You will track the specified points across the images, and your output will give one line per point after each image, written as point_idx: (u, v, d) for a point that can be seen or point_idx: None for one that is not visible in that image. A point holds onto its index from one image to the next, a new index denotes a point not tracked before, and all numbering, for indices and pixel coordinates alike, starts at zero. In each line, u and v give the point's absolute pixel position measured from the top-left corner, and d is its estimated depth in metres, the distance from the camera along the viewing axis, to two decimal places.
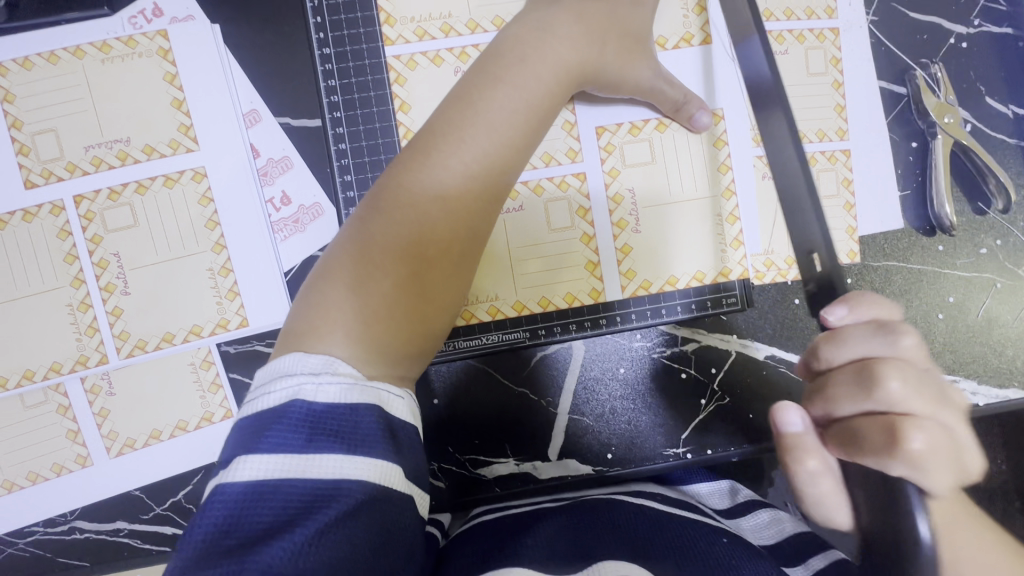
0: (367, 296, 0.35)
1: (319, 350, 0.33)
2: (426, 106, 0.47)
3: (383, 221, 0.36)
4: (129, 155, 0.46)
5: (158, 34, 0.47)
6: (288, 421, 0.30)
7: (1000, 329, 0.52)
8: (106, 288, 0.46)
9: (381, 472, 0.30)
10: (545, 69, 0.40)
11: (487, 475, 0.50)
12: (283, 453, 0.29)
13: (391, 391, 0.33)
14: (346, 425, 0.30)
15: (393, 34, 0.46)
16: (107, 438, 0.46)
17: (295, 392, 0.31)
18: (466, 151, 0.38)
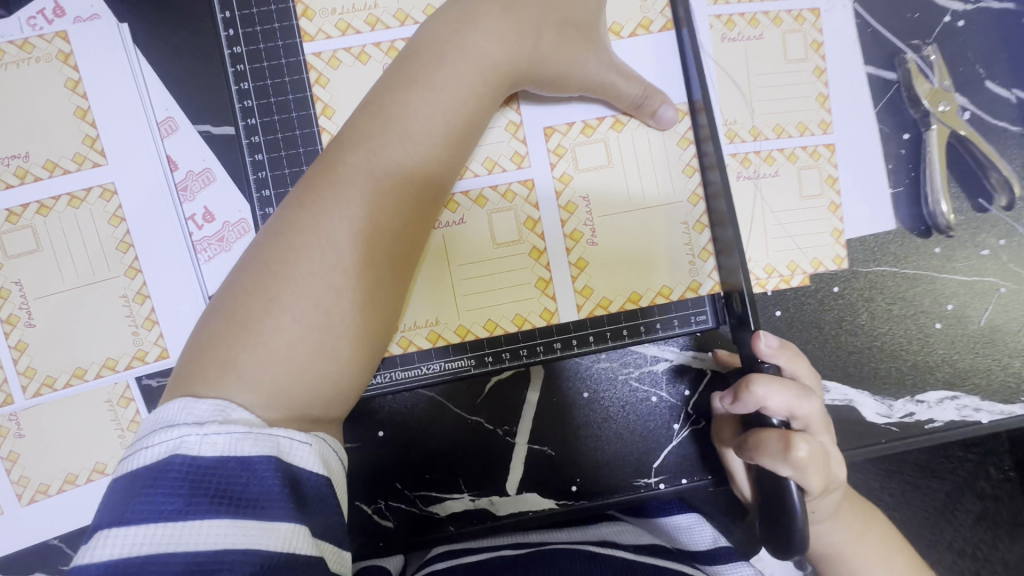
0: (272, 339, 0.31)
1: (213, 396, 0.29)
2: (353, 108, 0.42)
3: (292, 250, 0.32)
4: (28, 172, 0.41)
5: (57, 36, 0.42)
6: (164, 482, 0.26)
7: (1005, 338, 0.47)
8: (8, 321, 0.41)
9: (278, 535, 0.26)
10: (474, 63, 0.36)
11: (440, 513, 0.45)
12: (156, 522, 0.25)
13: (296, 437, 0.29)
14: (236, 483, 0.26)
15: (312, 29, 0.41)
16: (17, 484, 0.42)
17: (175, 446, 0.26)
18: (385, 166, 0.34)
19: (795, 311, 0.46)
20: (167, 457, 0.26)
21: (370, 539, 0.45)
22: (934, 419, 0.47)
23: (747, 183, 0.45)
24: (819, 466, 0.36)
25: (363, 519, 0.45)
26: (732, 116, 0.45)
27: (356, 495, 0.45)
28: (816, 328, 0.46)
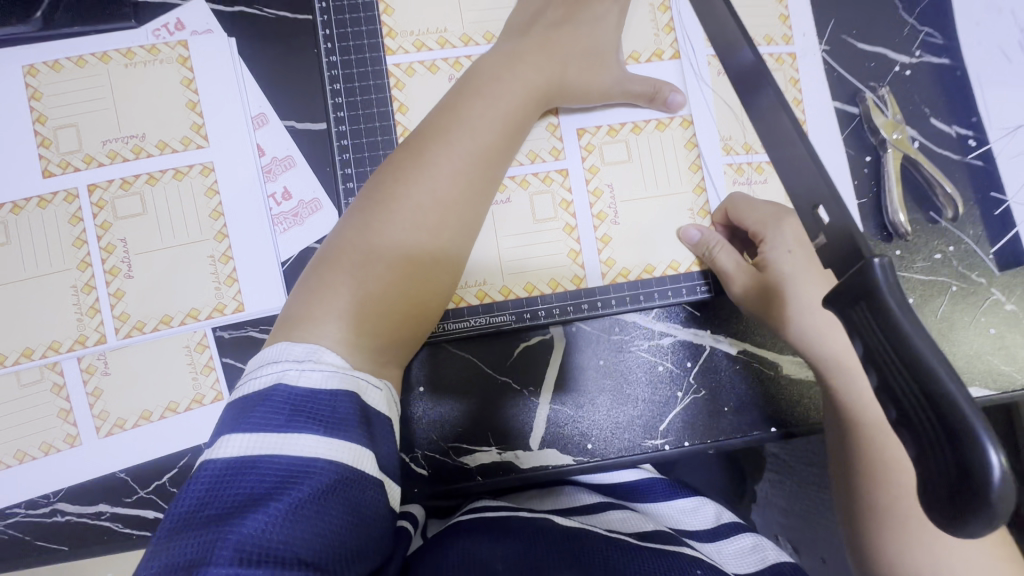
0: (361, 279, 0.39)
1: (321, 326, 0.37)
2: (421, 109, 0.52)
3: (378, 218, 0.42)
4: (143, 149, 0.50)
5: (179, 44, 0.51)
6: (270, 402, 0.32)
7: (958, 330, 0.55)
8: (110, 271, 0.48)
9: (354, 452, 0.32)
10: (521, 83, 0.47)
11: (469, 463, 0.51)
12: (264, 431, 0.31)
13: (369, 382, 0.37)
14: (325, 407, 0.33)
15: (394, 45, 0.51)
16: (98, 418, 0.48)
17: (280, 376, 0.33)
18: (451, 160, 0.43)
19: None
20: (274, 383, 0.33)
21: (406, 485, 0.50)
22: None
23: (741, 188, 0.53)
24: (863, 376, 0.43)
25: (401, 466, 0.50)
26: (727, 134, 0.53)
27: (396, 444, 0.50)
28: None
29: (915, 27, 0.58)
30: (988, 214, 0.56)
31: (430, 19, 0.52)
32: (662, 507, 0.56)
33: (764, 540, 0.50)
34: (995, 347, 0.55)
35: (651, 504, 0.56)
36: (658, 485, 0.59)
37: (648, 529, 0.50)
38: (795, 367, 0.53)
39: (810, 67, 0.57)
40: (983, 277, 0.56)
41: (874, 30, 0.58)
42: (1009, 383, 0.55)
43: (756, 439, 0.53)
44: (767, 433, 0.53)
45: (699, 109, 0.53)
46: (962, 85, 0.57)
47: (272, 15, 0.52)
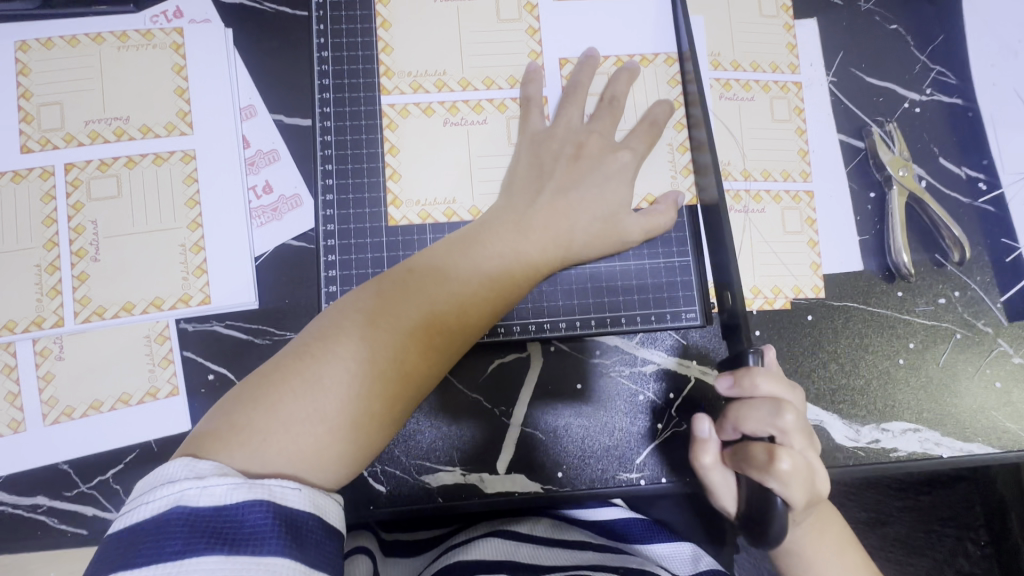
0: (278, 416, 0.35)
1: (248, 428, 0.35)
2: (413, 151, 0.50)
3: (325, 352, 0.37)
4: (125, 132, 0.49)
5: (175, 31, 0.51)
6: (166, 530, 0.29)
7: (964, 380, 0.52)
8: (77, 253, 0.46)
9: (271, 569, 0.30)
10: (507, 263, 0.43)
11: (431, 483, 0.48)
12: (158, 564, 0.29)
13: (288, 483, 0.33)
14: (231, 525, 0.30)
15: (390, 85, 0.50)
16: (46, 404, 0.45)
17: (176, 498, 0.30)
18: (420, 301, 0.40)
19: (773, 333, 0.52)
20: (169, 509, 0.30)
21: (362, 503, 0.47)
22: (898, 448, 0.51)
23: (727, 103, 0.54)
24: (804, 480, 0.40)
25: (358, 482, 0.47)
26: (727, 159, 0.53)
27: None
28: (812, 357, 0.52)
29: (927, 64, 0.57)
30: (999, 259, 0.53)
31: (430, 16, 0.51)
32: (643, 549, 0.56)
33: None
34: (1001, 402, 0.52)
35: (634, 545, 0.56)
36: (638, 525, 0.59)
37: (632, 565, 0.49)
38: None
39: (815, 97, 0.55)
40: (990, 325, 0.53)
41: (883, 65, 0.57)
42: (1015, 441, 0.51)
43: None
44: None
45: None
46: (975, 126, 0.55)
47: (271, 10, 0.52)
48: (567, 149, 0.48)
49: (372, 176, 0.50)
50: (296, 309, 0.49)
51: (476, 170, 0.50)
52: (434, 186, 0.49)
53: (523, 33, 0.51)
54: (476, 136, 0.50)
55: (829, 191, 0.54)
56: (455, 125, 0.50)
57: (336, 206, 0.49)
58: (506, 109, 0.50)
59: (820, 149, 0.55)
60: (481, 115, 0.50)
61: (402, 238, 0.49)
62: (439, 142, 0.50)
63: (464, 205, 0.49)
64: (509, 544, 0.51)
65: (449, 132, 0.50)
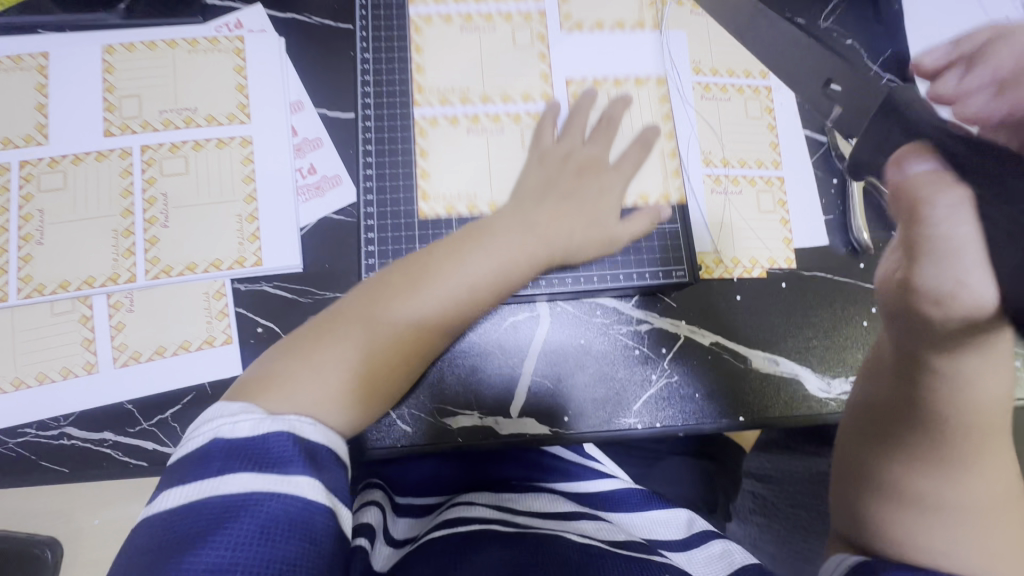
0: (326, 362, 0.42)
1: (298, 364, 0.42)
2: (438, 155, 0.58)
3: (363, 315, 0.44)
4: (193, 121, 0.57)
5: (237, 38, 0.60)
6: (207, 455, 0.34)
7: None
8: (149, 220, 0.54)
9: (296, 483, 0.34)
10: (510, 259, 0.49)
11: (452, 425, 0.54)
12: (199, 481, 0.33)
13: (304, 419, 0.38)
14: (261, 449, 0.35)
15: (421, 99, 0.59)
16: (116, 349, 0.52)
17: (213, 432, 0.35)
18: (440, 282, 0.46)
19: (752, 296, 0.59)
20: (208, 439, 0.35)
21: (391, 441, 0.53)
22: None
23: (708, 103, 0.62)
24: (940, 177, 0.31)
25: (387, 423, 0.54)
26: (708, 149, 0.61)
27: None
28: (787, 321, 0.59)
29: (879, 71, 0.66)
30: None
31: (458, 24, 0.61)
32: (639, 517, 0.60)
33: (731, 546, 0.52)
34: None
35: (631, 515, 0.60)
36: (634, 495, 0.63)
37: (619, 538, 0.53)
38: (763, 362, 0.57)
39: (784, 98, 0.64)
40: None
41: None
42: None
43: (724, 426, 0.56)
44: (735, 421, 0.56)
45: (681, 121, 0.61)
46: None
47: (318, 22, 0.61)
48: (569, 142, 0.57)
49: (405, 157, 0.58)
50: (336, 272, 0.56)
51: (495, 153, 0.58)
52: (456, 184, 0.57)
53: (536, 75, 0.60)
54: (493, 142, 0.58)
55: (798, 176, 0.62)
56: (476, 133, 0.59)
57: (373, 181, 0.58)
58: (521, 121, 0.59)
59: (790, 141, 0.63)
60: (498, 125, 0.59)
61: (431, 209, 0.57)
62: (461, 144, 0.58)
63: (483, 199, 0.57)
64: (505, 514, 0.56)
65: (471, 139, 0.59)
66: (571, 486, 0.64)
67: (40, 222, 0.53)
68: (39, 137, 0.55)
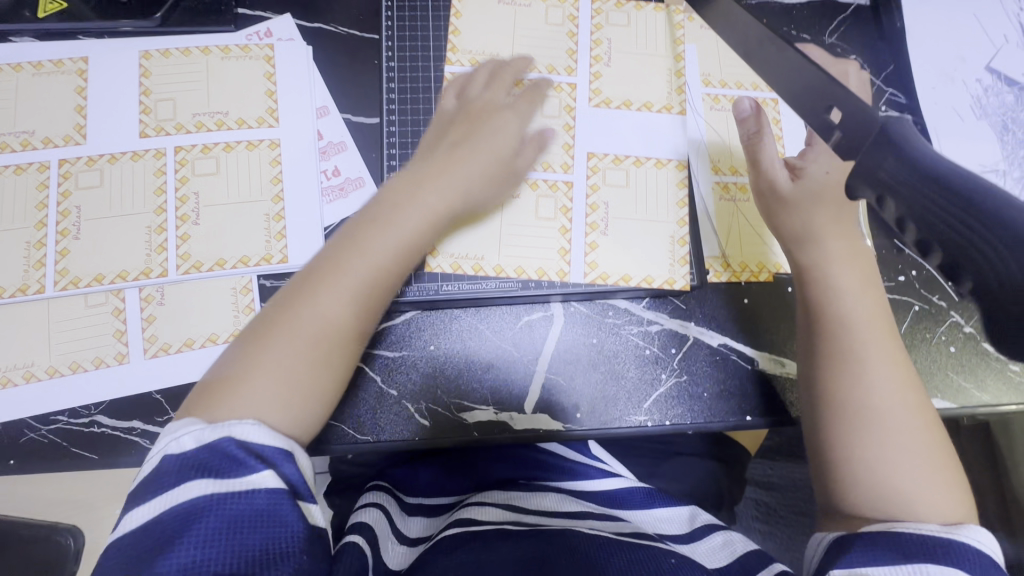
0: (322, 293, 0.45)
1: (303, 303, 0.44)
2: (453, 219, 0.58)
3: (352, 250, 0.47)
4: (224, 124, 0.59)
5: (267, 46, 0.63)
6: (160, 472, 0.36)
7: (923, 344, 0.61)
8: (181, 218, 0.56)
9: (250, 481, 0.36)
10: (421, 214, 0.50)
11: (468, 419, 0.56)
12: (157, 497, 0.35)
13: (244, 421, 0.39)
14: (211, 457, 0.36)
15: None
16: (147, 341, 0.54)
17: (162, 449, 0.37)
18: (368, 249, 0.47)
19: (759, 299, 0.61)
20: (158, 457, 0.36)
21: (410, 434, 0.55)
22: None
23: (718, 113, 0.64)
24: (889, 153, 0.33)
25: (406, 416, 0.55)
26: (716, 157, 0.63)
27: (406, 394, 0.56)
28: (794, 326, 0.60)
29: (881, 86, 0.69)
30: None
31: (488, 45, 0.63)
32: (644, 512, 0.61)
33: (734, 536, 0.55)
34: (956, 365, 0.61)
35: (636, 510, 0.61)
36: (637, 494, 0.64)
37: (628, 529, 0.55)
38: (770, 365, 0.59)
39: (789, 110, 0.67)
40: (944, 300, 0.62)
41: None
42: (967, 398, 0.60)
43: (732, 425, 0.57)
44: (742, 420, 0.58)
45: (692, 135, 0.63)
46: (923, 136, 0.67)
47: (345, 32, 0.64)
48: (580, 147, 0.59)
49: None
50: None
51: None
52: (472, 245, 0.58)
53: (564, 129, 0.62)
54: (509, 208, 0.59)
55: None
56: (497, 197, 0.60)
57: None
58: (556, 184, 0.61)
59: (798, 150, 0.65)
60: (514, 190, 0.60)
61: None
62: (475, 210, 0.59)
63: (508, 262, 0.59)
64: (516, 512, 0.57)
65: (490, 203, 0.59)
66: (579, 483, 0.65)
67: (77, 218, 0.55)
68: (77, 137, 0.58)
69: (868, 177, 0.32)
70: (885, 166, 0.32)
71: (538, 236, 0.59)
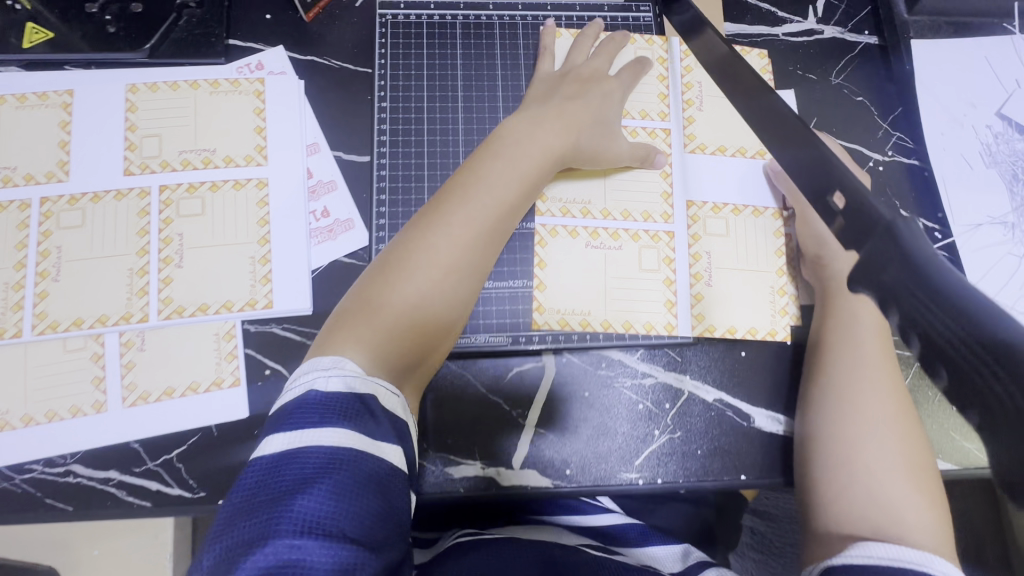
0: (457, 218, 0.48)
1: (438, 225, 0.48)
2: (558, 268, 0.59)
3: (479, 182, 0.51)
4: (211, 162, 0.58)
5: (257, 80, 0.61)
6: (307, 404, 0.39)
7: (923, 402, 0.59)
8: (164, 260, 0.55)
9: (378, 447, 0.38)
10: (538, 151, 0.54)
11: (454, 475, 0.54)
12: (302, 428, 0.37)
13: (385, 386, 0.42)
14: (352, 407, 0.39)
15: (544, 208, 0.60)
16: (126, 388, 0.52)
17: (311, 384, 0.40)
18: (489, 181, 0.51)
19: (756, 353, 0.60)
20: (308, 389, 0.39)
21: None
22: None
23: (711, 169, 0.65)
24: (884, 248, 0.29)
25: None
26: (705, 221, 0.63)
27: None
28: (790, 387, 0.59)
29: (888, 130, 0.67)
30: None
31: (484, 96, 0.63)
32: (639, 550, 0.60)
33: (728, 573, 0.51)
34: (958, 424, 0.59)
35: (631, 547, 0.61)
36: (635, 531, 0.64)
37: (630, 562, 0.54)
38: (766, 422, 0.58)
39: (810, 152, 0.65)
40: None
41: (852, 129, 0.67)
42: (970, 459, 0.58)
43: (726, 484, 0.56)
44: (736, 480, 0.56)
45: (682, 194, 0.64)
46: (930, 184, 0.65)
47: (338, 65, 0.63)
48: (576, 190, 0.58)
49: (416, 207, 0.60)
50: None
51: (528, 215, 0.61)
52: (574, 298, 0.58)
53: (659, 176, 0.63)
54: (614, 261, 0.60)
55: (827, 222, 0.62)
56: (595, 248, 0.60)
57: (386, 230, 0.59)
58: (636, 238, 0.61)
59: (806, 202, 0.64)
60: (618, 242, 0.61)
61: None
62: (585, 263, 0.60)
63: (598, 318, 0.58)
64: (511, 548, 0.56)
65: (591, 253, 0.60)
66: (568, 516, 0.64)
67: (57, 259, 0.54)
68: (60, 173, 0.56)
69: (871, 281, 0.30)
70: (895, 281, 0.28)
71: (641, 291, 0.60)
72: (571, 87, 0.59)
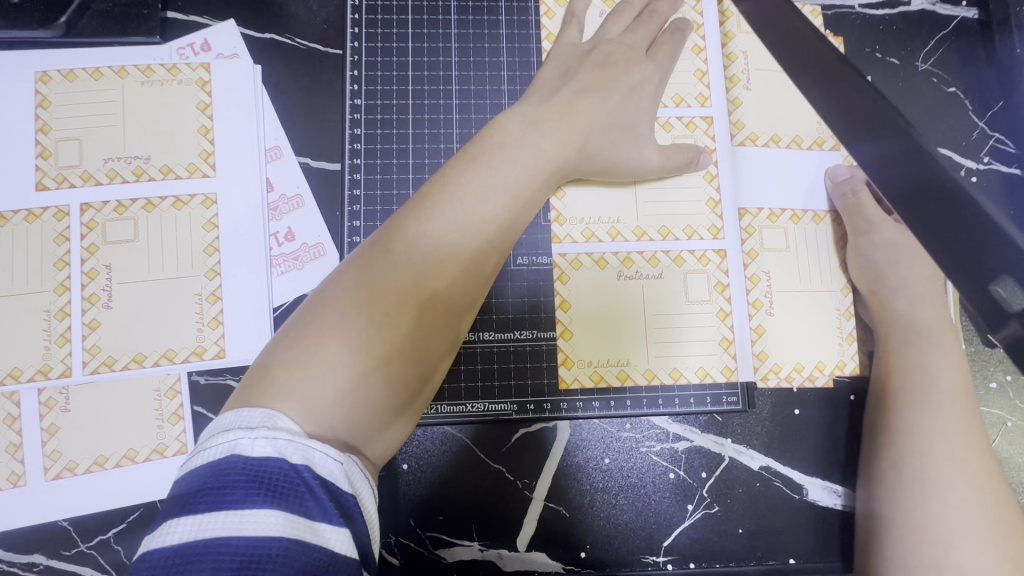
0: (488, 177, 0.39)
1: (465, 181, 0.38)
2: (585, 307, 0.50)
3: (508, 141, 0.41)
4: (145, 172, 0.47)
5: (201, 66, 0.49)
6: (223, 477, 0.26)
7: (1013, 470, 0.49)
8: (88, 298, 0.45)
9: (324, 537, 0.26)
10: (571, 123, 0.44)
11: (447, 558, 0.45)
12: (214, 511, 0.25)
13: (329, 452, 0.29)
14: (288, 480, 0.26)
15: (562, 232, 0.50)
16: (48, 457, 0.43)
17: (231, 447, 0.27)
18: (518, 143, 0.41)
19: (813, 410, 0.49)
20: (226, 456, 0.27)
21: None
22: None
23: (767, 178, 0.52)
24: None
25: None
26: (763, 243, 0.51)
27: None
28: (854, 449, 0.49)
29: (985, 129, 0.54)
30: None
31: (485, 90, 0.51)
32: None
33: None
34: None
35: None
36: None
37: None
38: (823, 495, 0.48)
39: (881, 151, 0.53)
40: None
41: (939, 129, 0.54)
42: None
43: (772, 569, 0.47)
44: (784, 564, 0.47)
45: (732, 210, 0.52)
46: None
47: (304, 46, 0.50)
48: None
49: None
50: None
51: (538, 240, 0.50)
52: (604, 346, 0.49)
53: (702, 179, 0.52)
54: (653, 292, 0.50)
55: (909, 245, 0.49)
56: (629, 278, 0.50)
57: None
58: (675, 259, 0.51)
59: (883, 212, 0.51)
60: (657, 268, 0.50)
61: None
62: (615, 298, 0.50)
63: (638, 368, 0.49)
64: None
65: (623, 285, 0.50)
66: None
67: None
68: None
69: None
70: None
71: (685, 327, 0.50)
72: (593, 74, 0.46)
